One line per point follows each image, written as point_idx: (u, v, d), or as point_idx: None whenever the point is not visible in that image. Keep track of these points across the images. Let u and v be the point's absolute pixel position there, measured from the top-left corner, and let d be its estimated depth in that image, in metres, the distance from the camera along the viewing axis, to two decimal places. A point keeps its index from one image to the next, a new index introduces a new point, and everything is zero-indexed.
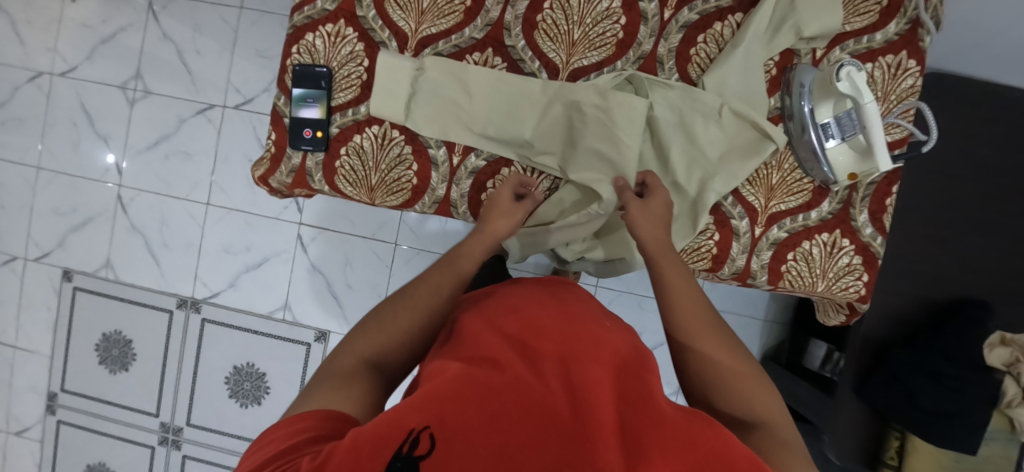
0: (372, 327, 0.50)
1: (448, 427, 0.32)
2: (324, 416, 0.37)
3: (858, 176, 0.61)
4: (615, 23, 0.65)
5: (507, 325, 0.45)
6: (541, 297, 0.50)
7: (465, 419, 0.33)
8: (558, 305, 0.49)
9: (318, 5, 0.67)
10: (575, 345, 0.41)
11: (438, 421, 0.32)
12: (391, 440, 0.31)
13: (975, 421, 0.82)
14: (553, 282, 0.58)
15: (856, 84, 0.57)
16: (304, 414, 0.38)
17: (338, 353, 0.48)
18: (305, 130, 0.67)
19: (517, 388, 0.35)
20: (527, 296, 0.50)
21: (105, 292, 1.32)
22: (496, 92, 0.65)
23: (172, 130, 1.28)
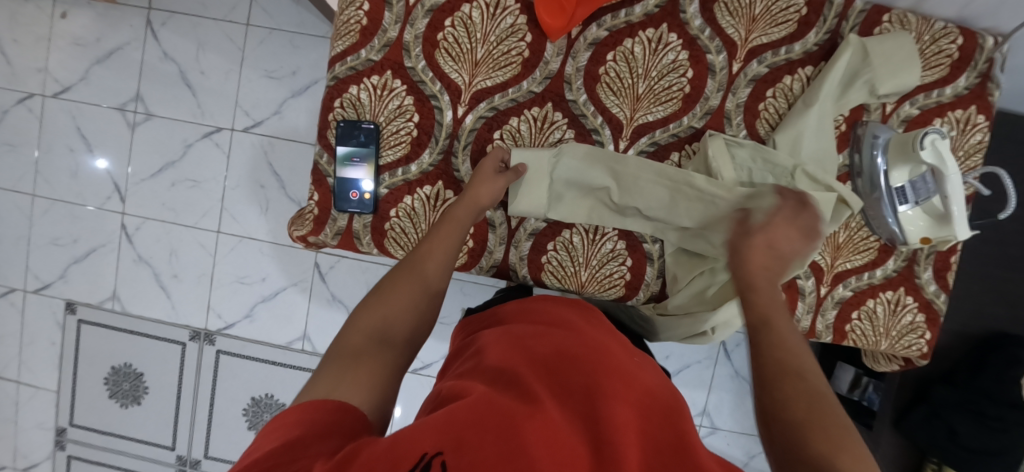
0: (374, 301, 0.49)
1: (464, 455, 0.26)
2: (332, 408, 0.33)
3: (932, 240, 0.60)
4: (682, 76, 0.62)
5: (535, 355, 0.41)
6: (571, 327, 0.48)
7: (485, 455, 0.27)
8: (587, 336, 0.46)
9: (363, 55, 0.62)
10: (604, 377, 0.37)
11: (454, 448, 0.27)
12: (397, 467, 0.25)
13: (1013, 458, 0.85)
14: (584, 314, 0.54)
15: (940, 152, 0.55)
16: (312, 402, 0.34)
17: (344, 331, 0.45)
18: (351, 192, 0.63)
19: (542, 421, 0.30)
20: (557, 335, 0.45)
21: (112, 324, 1.26)
22: (661, 188, 0.57)
23: (178, 155, 1.21)
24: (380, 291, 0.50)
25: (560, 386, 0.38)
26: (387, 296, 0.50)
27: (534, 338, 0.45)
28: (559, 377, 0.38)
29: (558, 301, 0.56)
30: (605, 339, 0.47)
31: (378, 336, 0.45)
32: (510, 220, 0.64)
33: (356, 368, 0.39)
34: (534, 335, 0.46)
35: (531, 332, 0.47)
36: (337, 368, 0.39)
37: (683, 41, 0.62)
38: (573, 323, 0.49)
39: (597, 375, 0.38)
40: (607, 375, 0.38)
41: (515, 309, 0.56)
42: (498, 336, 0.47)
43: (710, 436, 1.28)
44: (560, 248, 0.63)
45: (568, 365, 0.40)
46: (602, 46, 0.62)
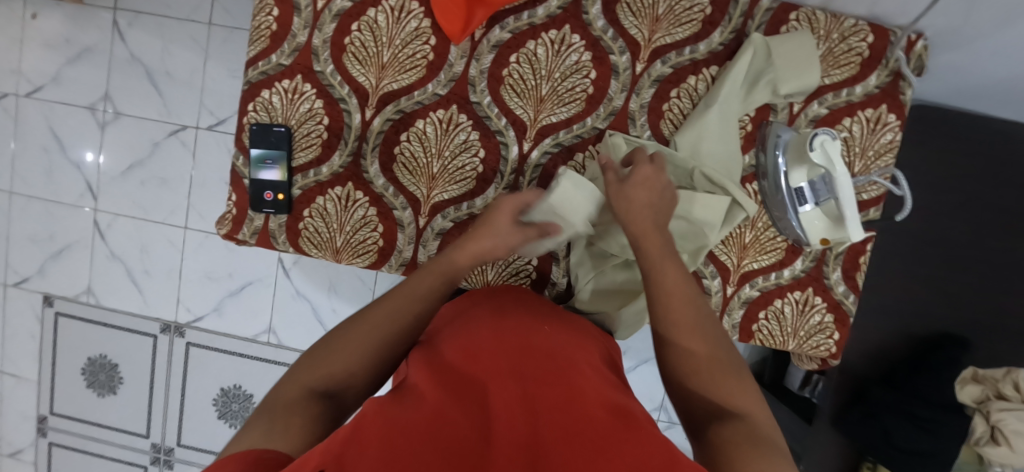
0: (327, 348, 0.48)
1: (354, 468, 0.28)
2: (255, 453, 0.31)
3: (831, 242, 0.60)
4: (585, 78, 0.62)
5: (445, 358, 0.46)
6: (481, 314, 0.53)
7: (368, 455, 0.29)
8: (496, 321, 0.51)
9: (273, 60, 0.64)
10: (500, 368, 0.42)
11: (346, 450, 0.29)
12: None
13: (946, 459, 0.82)
14: (501, 303, 0.56)
15: (829, 154, 0.55)
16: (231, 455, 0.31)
17: (286, 383, 0.45)
18: (266, 193, 0.65)
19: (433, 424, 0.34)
20: (468, 337, 0.48)
21: (88, 317, 1.31)
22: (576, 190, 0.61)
23: (146, 154, 1.25)
24: (325, 346, 0.49)
25: (461, 389, 0.40)
26: (330, 348, 0.48)
27: (446, 348, 0.48)
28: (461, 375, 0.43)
29: (491, 294, 0.59)
30: (519, 327, 0.49)
31: (311, 389, 0.44)
32: (418, 220, 0.65)
33: (281, 418, 0.38)
34: (446, 345, 0.49)
35: (444, 343, 0.50)
36: (267, 421, 0.38)
37: (586, 42, 0.62)
38: (485, 318, 0.52)
39: (498, 374, 0.41)
40: (507, 376, 0.41)
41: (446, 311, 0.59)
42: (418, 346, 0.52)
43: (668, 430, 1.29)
44: None
45: (475, 373, 0.42)
46: (505, 48, 0.62)
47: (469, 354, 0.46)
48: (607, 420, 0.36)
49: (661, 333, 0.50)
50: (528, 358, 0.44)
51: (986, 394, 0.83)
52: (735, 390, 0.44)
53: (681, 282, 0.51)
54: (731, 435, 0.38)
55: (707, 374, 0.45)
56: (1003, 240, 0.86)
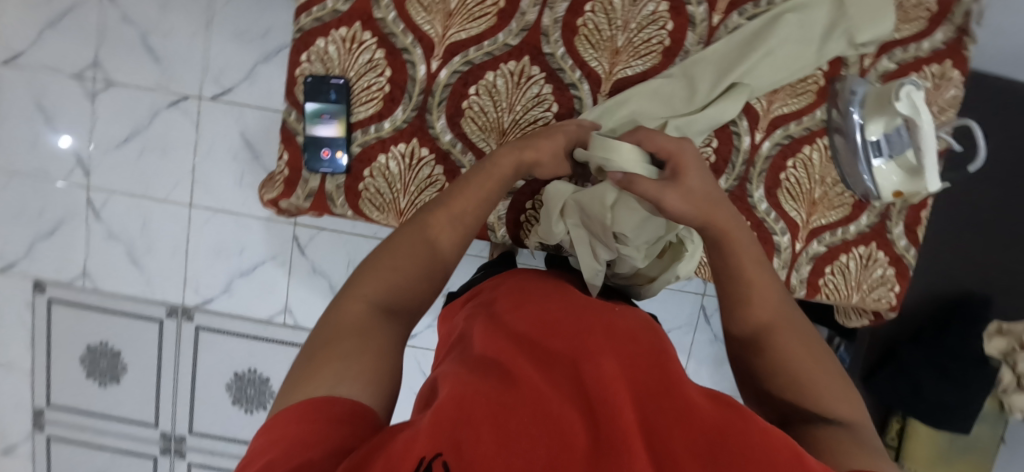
0: (376, 266, 0.43)
1: (463, 455, 0.23)
2: (343, 411, 0.29)
3: (904, 194, 0.61)
4: (661, 29, 0.60)
5: (516, 324, 0.41)
6: (546, 289, 0.49)
7: (475, 444, 0.24)
8: (565, 296, 0.46)
9: (328, 5, 0.59)
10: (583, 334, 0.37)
11: (451, 452, 0.24)
12: None
13: (973, 409, 0.87)
14: (558, 283, 0.52)
15: (914, 103, 0.55)
16: (313, 402, 0.29)
17: (342, 300, 0.40)
18: (322, 151, 0.61)
19: (532, 397, 0.29)
20: (532, 308, 0.44)
21: (85, 302, 1.22)
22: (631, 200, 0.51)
23: (144, 125, 1.15)
24: (385, 252, 0.45)
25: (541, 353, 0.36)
26: (399, 252, 0.44)
27: (508, 315, 0.44)
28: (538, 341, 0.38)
29: (535, 273, 0.56)
30: (586, 302, 0.45)
31: (378, 304, 0.40)
32: None
33: (359, 353, 0.34)
34: (507, 312, 0.44)
35: (503, 310, 0.45)
36: (334, 355, 0.34)
37: None
38: (548, 294, 0.47)
39: (583, 337, 0.36)
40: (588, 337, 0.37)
41: (498, 285, 0.55)
42: (478, 314, 0.47)
43: None
44: (538, 207, 0.63)
45: (550, 334, 0.38)
46: None
47: (542, 320, 0.41)
48: (711, 399, 0.32)
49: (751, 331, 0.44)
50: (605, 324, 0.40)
51: (1011, 346, 0.86)
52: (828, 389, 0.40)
53: (770, 288, 0.45)
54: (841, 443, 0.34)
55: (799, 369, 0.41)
56: None
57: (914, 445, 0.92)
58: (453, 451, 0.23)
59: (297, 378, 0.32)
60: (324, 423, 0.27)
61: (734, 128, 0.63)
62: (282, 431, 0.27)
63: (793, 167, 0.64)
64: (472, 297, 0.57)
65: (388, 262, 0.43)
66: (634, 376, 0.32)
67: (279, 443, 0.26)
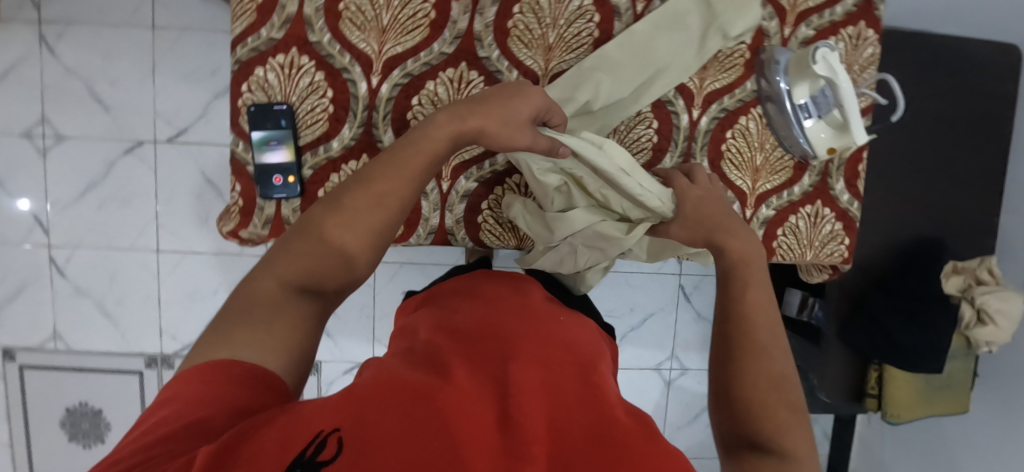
0: (292, 245, 0.44)
1: (366, 428, 0.29)
2: (241, 377, 0.35)
3: (837, 150, 0.64)
4: (590, 22, 0.63)
5: (460, 329, 0.46)
6: (501, 297, 0.54)
7: (381, 419, 0.30)
8: (515, 307, 0.52)
9: (263, 35, 0.60)
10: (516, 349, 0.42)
11: (355, 424, 0.29)
12: (296, 440, 0.27)
13: (942, 347, 0.90)
14: (518, 294, 0.56)
15: (831, 64, 0.58)
16: (217, 363, 0.35)
17: (258, 276, 0.43)
18: (274, 177, 0.61)
19: (448, 392, 0.34)
20: (485, 323, 0.47)
21: (58, 364, 1.19)
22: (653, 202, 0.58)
23: (100, 175, 1.14)
24: (302, 230, 0.45)
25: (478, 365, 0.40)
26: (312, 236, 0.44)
27: (462, 326, 0.47)
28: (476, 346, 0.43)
29: (495, 282, 0.59)
30: (539, 325, 0.49)
31: (290, 290, 0.42)
32: (441, 185, 0.63)
33: (269, 327, 0.39)
34: (460, 321, 0.48)
35: (458, 319, 0.49)
36: (240, 330, 0.38)
37: None
38: (503, 310, 0.51)
39: (517, 353, 0.42)
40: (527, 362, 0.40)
41: (456, 286, 0.60)
42: (431, 314, 0.53)
43: (681, 377, 1.35)
44: (494, 206, 0.65)
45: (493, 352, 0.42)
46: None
47: (485, 330, 0.46)
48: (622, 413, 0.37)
49: (727, 331, 0.45)
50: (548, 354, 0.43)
51: (968, 283, 0.91)
52: (782, 409, 0.39)
53: (763, 295, 0.46)
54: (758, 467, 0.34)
55: (759, 385, 0.40)
56: (959, 146, 0.96)
57: (895, 389, 0.94)
58: (359, 422, 0.29)
59: (206, 344, 0.37)
60: (224, 387, 0.34)
61: (671, 107, 0.65)
62: (180, 391, 0.33)
63: (733, 138, 0.67)
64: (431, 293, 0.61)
65: (304, 243, 0.44)
66: (547, 388, 0.38)
67: (172, 401, 0.32)
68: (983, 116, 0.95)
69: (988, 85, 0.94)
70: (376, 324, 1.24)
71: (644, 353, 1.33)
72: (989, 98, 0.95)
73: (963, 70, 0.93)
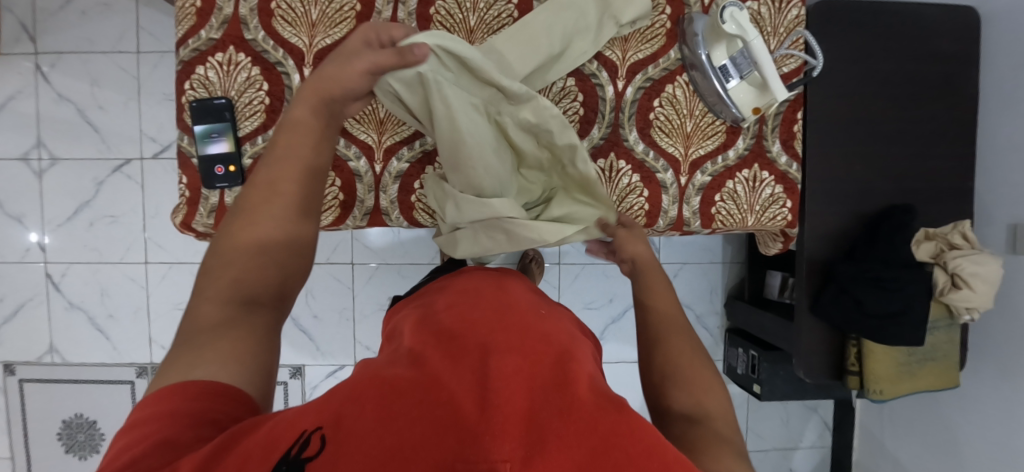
0: (217, 264, 0.46)
1: (343, 427, 0.29)
2: (197, 390, 0.34)
3: (762, 109, 0.64)
4: (509, 3, 0.65)
5: (445, 317, 0.45)
6: (482, 285, 0.53)
7: (359, 419, 0.30)
8: (499, 292, 0.51)
9: (202, 36, 0.64)
10: (502, 332, 0.41)
11: (332, 424, 0.29)
12: (275, 448, 0.28)
13: (917, 315, 0.87)
14: (500, 282, 0.54)
15: (740, 23, 0.59)
16: (174, 386, 0.35)
17: (194, 305, 0.44)
18: (216, 167, 0.65)
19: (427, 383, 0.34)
20: (465, 308, 0.46)
21: (55, 377, 1.24)
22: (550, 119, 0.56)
23: (91, 194, 1.21)
24: (224, 245, 0.48)
25: (459, 347, 0.39)
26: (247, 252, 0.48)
27: (443, 314, 0.46)
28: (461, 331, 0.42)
29: (478, 273, 0.57)
30: (519, 306, 0.47)
31: (235, 304, 0.44)
32: (374, 167, 0.66)
33: (217, 342, 0.40)
34: (444, 311, 0.47)
35: (442, 308, 0.48)
36: (204, 349, 0.39)
37: None
38: (484, 293, 0.50)
39: (501, 336, 0.40)
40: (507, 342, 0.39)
41: (440, 281, 0.60)
42: (418, 308, 0.52)
43: None
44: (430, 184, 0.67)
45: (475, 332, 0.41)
46: None
47: (467, 315, 0.45)
48: (604, 393, 0.36)
49: (650, 331, 0.55)
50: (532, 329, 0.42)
51: (940, 248, 0.88)
52: (703, 378, 0.48)
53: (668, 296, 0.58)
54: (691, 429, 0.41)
55: (681, 364, 0.49)
56: (920, 110, 0.94)
57: (874, 362, 0.90)
58: (333, 424, 0.29)
59: (168, 372, 0.37)
60: (205, 401, 0.34)
61: (596, 80, 0.67)
62: (140, 415, 0.33)
63: (661, 106, 0.68)
64: (417, 297, 0.59)
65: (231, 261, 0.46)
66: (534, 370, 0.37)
67: (138, 426, 0.31)
68: (940, 79, 0.94)
69: (943, 47, 0.94)
70: (356, 327, 1.26)
71: (627, 346, 1.31)
72: (945, 61, 0.94)
73: (911, 35, 0.93)
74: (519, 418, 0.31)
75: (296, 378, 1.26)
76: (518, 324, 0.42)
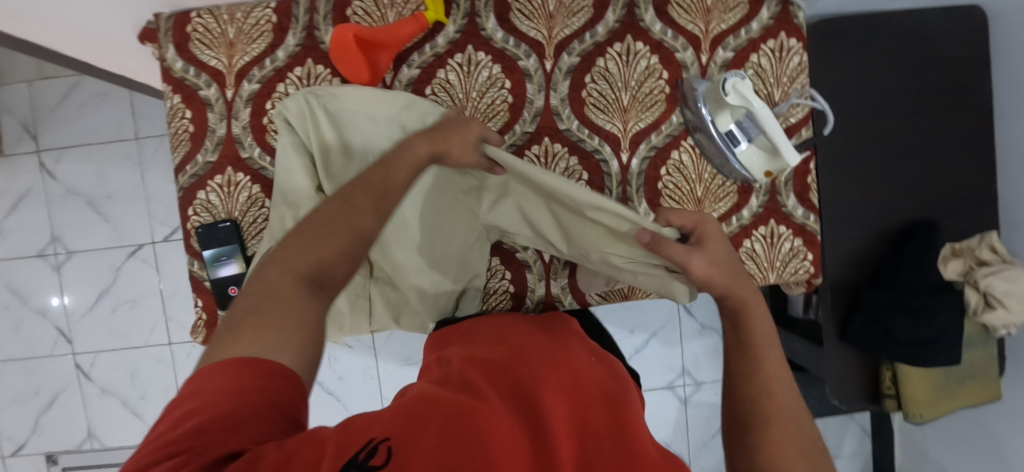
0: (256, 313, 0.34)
1: (407, 441, 0.28)
2: (271, 373, 0.31)
3: (773, 172, 0.62)
4: (502, 89, 0.64)
5: (496, 352, 0.48)
6: (529, 330, 0.55)
7: (427, 434, 0.29)
8: (547, 337, 0.53)
9: (200, 160, 0.64)
10: (556, 374, 0.43)
11: (399, 437, 0.29)
12: (345, 449, 0.27)
13: (950, 338, 0.84)
14: (553, 334, 0.55)
15: (742, 93, 0.57)
16: (238, 362, 0.31)
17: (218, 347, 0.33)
18: (230, 289, 0.64)
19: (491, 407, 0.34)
20: (516, 355, 0.47)
21: (95, 463, 1.27)
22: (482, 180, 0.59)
23: (110, 282, 1.22)
24: (261, 294, 0.36)
25: (512, 383, 0.41)
26: (321, 225, 0.40)
27: (492, 354, 0.47)
28: (514, 370, 0.43)
29: (525, 320, 0.60)
30: (578, 351, 0.50)
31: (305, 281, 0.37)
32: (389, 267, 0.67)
33: (279, 324, 0.34)
34: (489, 349, 0.49)
35: (488, 347, 0.50)
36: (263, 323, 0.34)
37: (492, 56, 0.64)
38: (533, 337, 0.53)
39: (552, 381, 0.41)
40: (561, 380, 0.42)
41: (489, 319, 0.61)
42: (460, 347, 0.52)
43: (697, 393, 1.30)
44: None
45: (526, 370, 0.43)
46: (418, 84, 0.64)
47: (518, 358, 0.46)
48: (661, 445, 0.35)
49: (748, 415, 0.43)
50: (594, 382, 0.43)
51: (969, 266, 0.86)
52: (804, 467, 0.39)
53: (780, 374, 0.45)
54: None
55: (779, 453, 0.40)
56: (933, 119, 0.91)
57: (910, 387, 0.89)
58: (398, 438, 0.28)
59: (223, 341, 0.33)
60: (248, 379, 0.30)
61: (599, 156, 0.65)
62: (205, 385, 0.30)
63: (668, 174, 0.66)
64: (475, 319, 0.61)
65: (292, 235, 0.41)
66: (589, 414, 0.37)
67: (206, 403, 0.28)
68: (952, 85, 0.91)
69: (953, 52, 0.90)
70: (381, 384, 1.27)
71: (653, 373, 1.30)
72: (956, 66, 0.90)
73: (919, 44, 0.89)
74: (578, 455, 0.31)
75: None
76: (567, 369, 0.44)
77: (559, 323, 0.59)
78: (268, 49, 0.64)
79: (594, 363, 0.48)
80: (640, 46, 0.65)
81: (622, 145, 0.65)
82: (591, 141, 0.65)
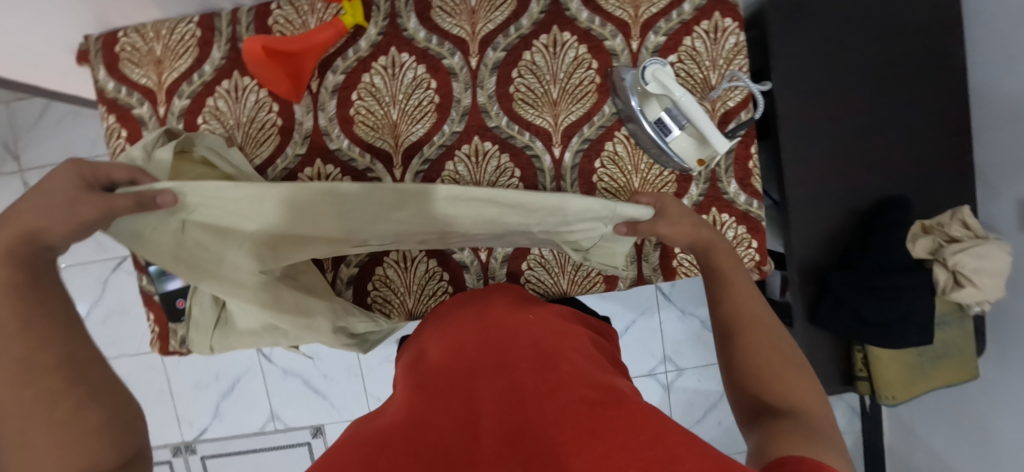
0: None
1: None
2: None
3: (706, 160, 0.61)
4: (427, 90, 0.63)
5: (437, 351, 0.48)
6: (468, 311, 0.56)
7: None
8: (484, 313, 0.53)
9: None
10: (489, 355, 0.43)
11: None
12: None
13: (920, 318, 0.82)
14: (493, 305, 0.56)
15: (662, 81, 0.56)
16: None
17: None
18: (178, 301, 0.68)
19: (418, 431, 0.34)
20: (454, 346, 0.47)
21: None
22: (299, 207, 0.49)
23: (99, 293, 1.27)
24: None
25: (449, 383, 0.41)
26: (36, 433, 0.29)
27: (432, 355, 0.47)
28: (450, 366, 0.43)
29: (467, 300, 0.60)
30: (513, 319, 0.51)
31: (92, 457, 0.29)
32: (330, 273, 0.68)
33: None
34: (432, 350, 0.49)
35: (431, 348, 0.49)
36: None
37: (416, 57, 0.63)
38: (474, 317, 0.53)
39: (485, 367, 0.42)
40: (492, 362, 0.42)
41: (437, 313, 0.60)
42: (409, 357, 0.52)
43: (679, 379, 1.30)
44: (380, 286, 0.68)
45: (461, 362, 0.43)
46: (343, 90, 0.64)
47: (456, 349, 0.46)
48: (592, 386, 0.37)
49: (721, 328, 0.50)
50: (534, 344, 0.45)
51: (939, 243, 0.82)
52: (811, 395, 0.41)
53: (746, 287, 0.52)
54: (784, 430, 0.36)
55: (783, 380, 0.42)
56: (903, 91, 0.87)
57: (882, 369, 0.87)
58: None
59: None
60: None
61: (531, 152, 0.64)
62: None
63: (603, 167, 0.65)
64: (425, 321, 0.61)
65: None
66: (521, 386, 0.38)
67: None
68: (923, 53, 0.86)
69: (923, 17, 0.85)
70: (365, 380, 1.29)
71: (633, 361, 1.29)
72: (927, 32, 0.85)
73: (886, 10, 0.85)
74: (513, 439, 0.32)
75: (317, 437, 1.31)
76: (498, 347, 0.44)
77: (499, 290, 0.61)
78: (195, 64, 0.64)
79: (528, 328, 0.48)
80: (567, 36, 0.63)
81: (554, 138, 0.64)
82: (522, 136, 0.64)
